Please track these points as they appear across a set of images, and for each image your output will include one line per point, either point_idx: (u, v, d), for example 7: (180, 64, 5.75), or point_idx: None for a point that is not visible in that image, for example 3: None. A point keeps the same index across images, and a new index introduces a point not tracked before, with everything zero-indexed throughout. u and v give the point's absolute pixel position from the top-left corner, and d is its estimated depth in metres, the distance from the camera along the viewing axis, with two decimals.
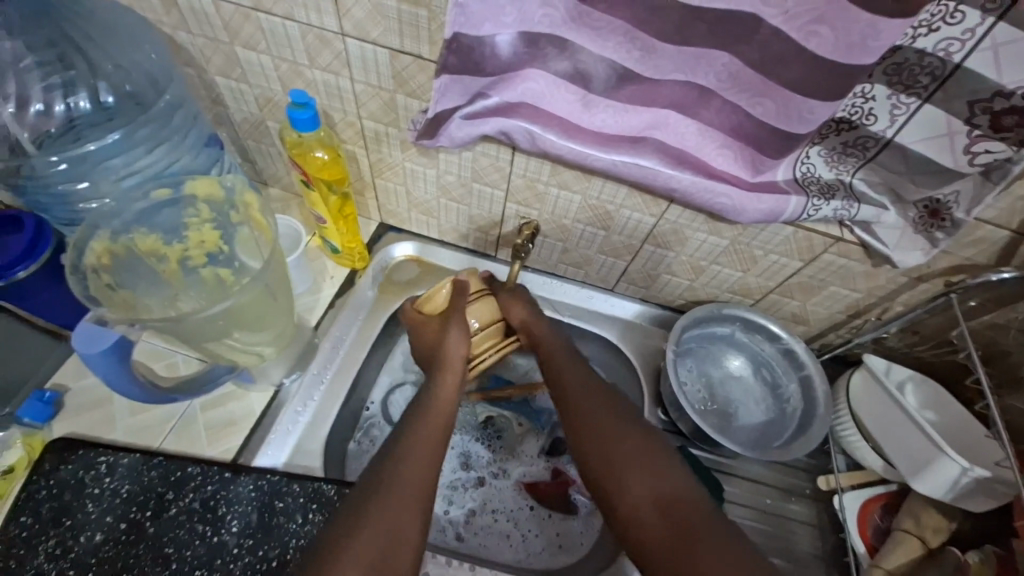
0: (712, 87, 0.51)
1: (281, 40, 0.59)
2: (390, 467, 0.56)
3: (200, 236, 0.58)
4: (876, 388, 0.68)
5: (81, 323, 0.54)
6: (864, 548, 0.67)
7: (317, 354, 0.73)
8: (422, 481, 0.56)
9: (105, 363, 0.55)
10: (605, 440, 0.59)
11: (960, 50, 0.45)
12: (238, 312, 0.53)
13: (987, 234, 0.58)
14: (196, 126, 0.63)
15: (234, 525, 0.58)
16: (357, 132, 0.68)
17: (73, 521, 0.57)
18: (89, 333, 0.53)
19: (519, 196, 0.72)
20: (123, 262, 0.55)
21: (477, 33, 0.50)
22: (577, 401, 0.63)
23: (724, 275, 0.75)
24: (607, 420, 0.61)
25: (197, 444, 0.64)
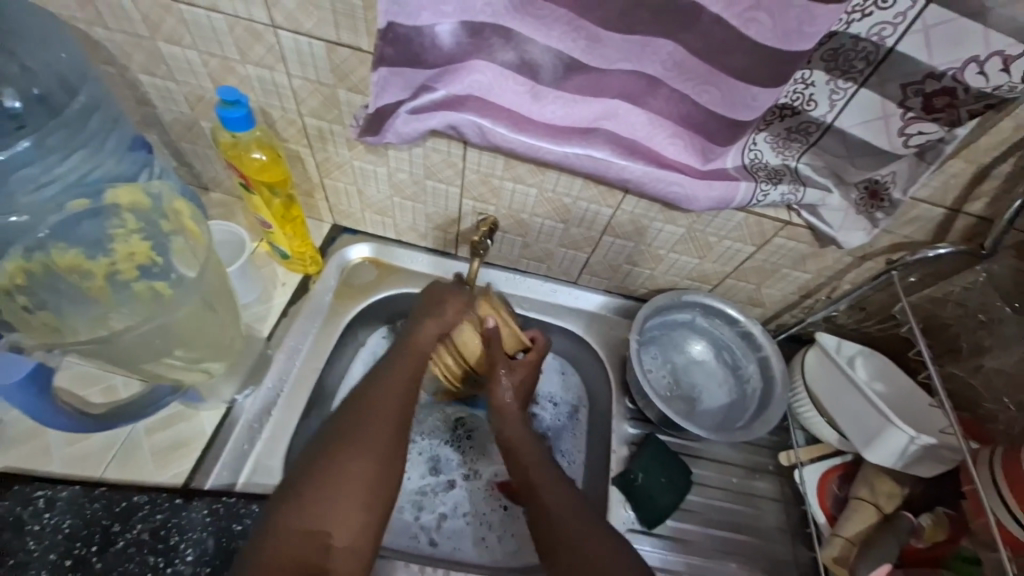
0: (659, 75, 0.51)
1: (208, 35, 0.55)
2: (340, 473, 0.55)
3: (129, 249, 0.53)
4: (830, 365, 0.70)
5: None
6: (825, 518, 0.70)
7: (271, 366, 0.69)
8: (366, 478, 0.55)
9: (26, 396, 0.50)
10: (542, 500, 0.59)
11: (893, 33, 0.47)
12: (174, 330, 0.50)
13: (923, 212, 0.60)
14: (117, 130, 0.59)
15: (188, 554, 0.55)
16: (300, 130, 0.65)
17: (16, 561, 0.52)
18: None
19: (474, 191, 0.70)
20: (43, 281, 0.50)
21: (415, 24, 0.48)
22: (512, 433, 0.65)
23: (682, 263, 0.76)
24: (543, 479, 0.61)
25: (144, 470, 0.60)
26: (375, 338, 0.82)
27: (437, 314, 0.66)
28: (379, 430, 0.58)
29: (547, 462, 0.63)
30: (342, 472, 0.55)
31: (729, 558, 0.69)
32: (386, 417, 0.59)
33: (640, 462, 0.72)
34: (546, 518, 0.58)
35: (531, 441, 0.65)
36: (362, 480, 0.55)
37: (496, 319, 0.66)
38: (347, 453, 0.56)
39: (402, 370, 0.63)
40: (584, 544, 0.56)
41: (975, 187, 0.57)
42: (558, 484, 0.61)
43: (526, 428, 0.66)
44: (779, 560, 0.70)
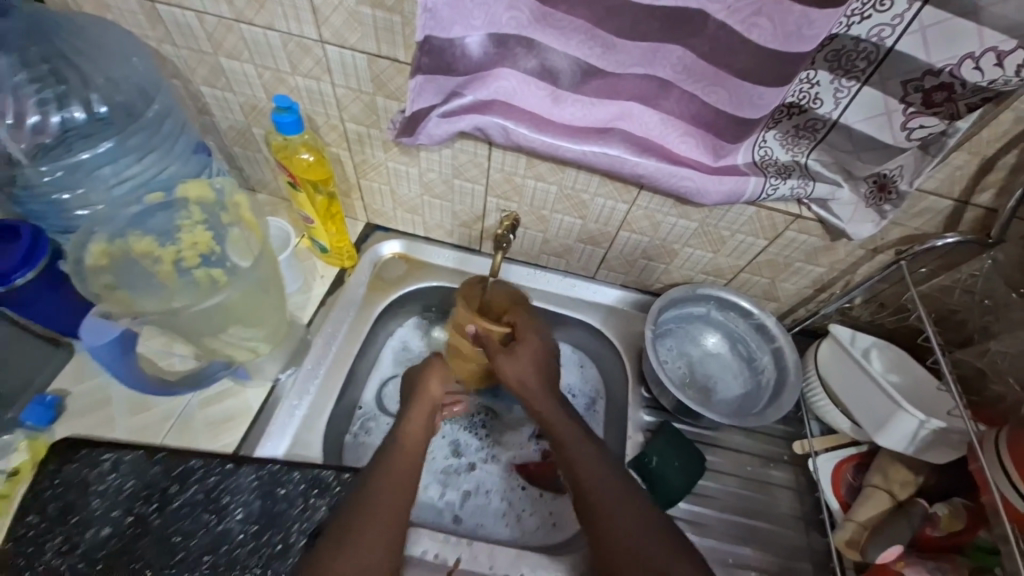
0: (671, 78, 0.55)
1: (264, 50, 0.62)
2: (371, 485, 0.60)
3: (193, 238, 0.60)
4: (844, 355, 0.72)
5: (85, 319, 0.61)
6: (838, 504, 0.72)
7: (311, 349, 0.75)
8: (394, 504, 0.59)
9: (111, 354, 0.64)
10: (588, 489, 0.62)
11: (891, 34, 0.50)
12: (231, 309, 0.56)
13: (931, 204, 0.62)
14: (185, 134, 0.66)
15: (238, 513, 0.61)
16: (340, 134, 0.71)
17: (80, 517, 0.59)
18: (93, 327, 0.61)
19: (498, 190, 0.75)
20: (120, 263, 0.57)
21: (448, 36, 0.53)
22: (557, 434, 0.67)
23: (696, 257, 0.79)
24: (585, 466, 0.64)
25: (197, 439, 0.66)
26: (405, 330, 0.88)
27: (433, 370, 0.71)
28: (401, 461, 0.63)
29: (588, 448, 0.65)
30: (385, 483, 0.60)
31: (744, 543, 0.71)
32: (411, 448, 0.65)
33: (654, 446, 0.75)
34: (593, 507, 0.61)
35: (577, 434, 0.66)
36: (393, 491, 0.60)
37: (477, 331, 0.65)
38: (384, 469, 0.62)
39: (419, 411, 0.69)
40: (629, 526, 0.59)
41: (982, 179, 0.59)
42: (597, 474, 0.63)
43: (570, 423, 0.67)
44: (794, 546, 0.72)
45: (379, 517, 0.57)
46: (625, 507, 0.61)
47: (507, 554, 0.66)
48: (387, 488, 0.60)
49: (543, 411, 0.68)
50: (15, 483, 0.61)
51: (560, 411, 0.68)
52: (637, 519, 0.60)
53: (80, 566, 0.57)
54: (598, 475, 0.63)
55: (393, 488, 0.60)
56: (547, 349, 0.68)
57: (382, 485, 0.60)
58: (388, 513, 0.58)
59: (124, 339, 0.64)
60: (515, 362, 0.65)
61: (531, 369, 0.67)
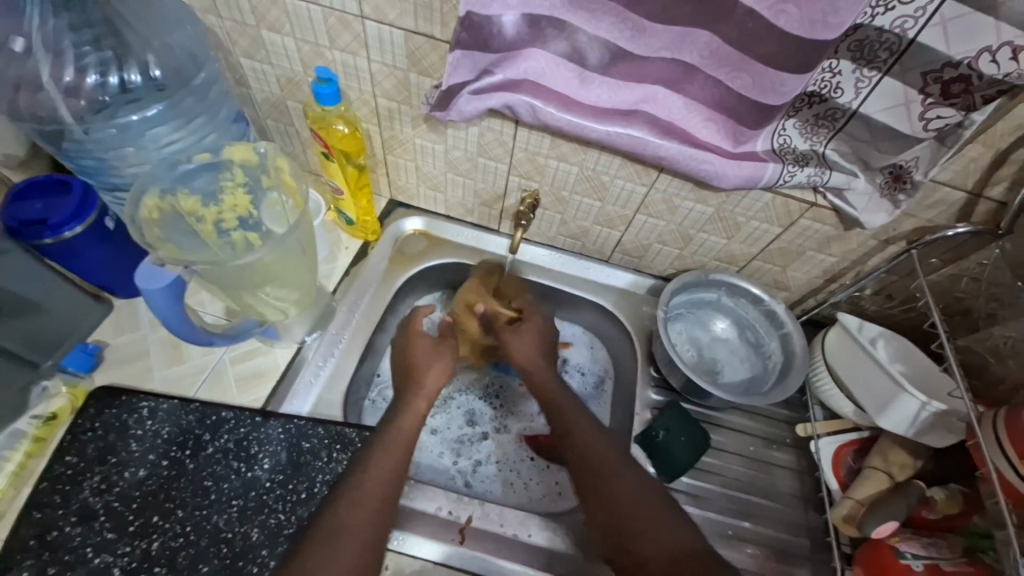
0: (697, 63, 0.57)
1: (305, 23, 0.64)
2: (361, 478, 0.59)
3: (234, 200, 0.63)
4: (849, 341, 0.74)
5: (142, 263, 0.58)
6: (837, 484, 0.74)
7: (336, 316, 0.79)
8: (378, 499, 0.58)
9: (165, 301, 0.59)
10: (591, 460, 0.65)
11: (914, 26, 0.51)
12: (267, 268, 0.59)
13: (944, 196, 0.64)
14: (227, 103, 0.70)
15: (266, 463, 0.64)
16: (372, 109, 0.74)
17: (118, 459, 0.63)
18: (149, 272, 0.57)
19: (521, 169, 0.77)
20: (168, 219, 0.61)
21: (487, 13, 0.56)
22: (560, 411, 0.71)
23: (710, 243, 0.81)
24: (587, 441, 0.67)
25: (229, 393, 0.70)
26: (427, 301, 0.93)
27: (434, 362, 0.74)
28: (385, 472, 0.60)
29: (589, 423, 0.69)
30: (373, 474, 0.59)
31: (743, 517, 0.74)
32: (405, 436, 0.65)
33: (662, 421, 0.76)
34: (598, 477, 0.64)
35: (579, 412, 0.71)
36: (379, 481, 0.59)
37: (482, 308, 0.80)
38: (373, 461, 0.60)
39: (418, 405, 0.69)
40: (629, 494, 0.62)
41: (994, 172, 0.60)
42: (599, 448, 0.66)
43: (572, 401, 0.72)
44: (792, 523, 0.74)
45: (364, 511, 0.56)
46: (625, 477, 0.63)
47: (515, 515, 0.69)
48: (375, 493, 0.58)
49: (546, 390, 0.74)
50: (54, 426, 0.65)
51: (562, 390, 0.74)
52: (637, 485, 0.62)
53: (116, 505, 0.61)
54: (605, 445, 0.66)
55: (374, 494, 0.58)
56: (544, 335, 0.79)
57: (367, 491, 0.58)
58: (372, 506, 0.57)
59: (178, 287, 0.59)
60: (520, 339, 0.77)
61: (535, 343, 0.77)
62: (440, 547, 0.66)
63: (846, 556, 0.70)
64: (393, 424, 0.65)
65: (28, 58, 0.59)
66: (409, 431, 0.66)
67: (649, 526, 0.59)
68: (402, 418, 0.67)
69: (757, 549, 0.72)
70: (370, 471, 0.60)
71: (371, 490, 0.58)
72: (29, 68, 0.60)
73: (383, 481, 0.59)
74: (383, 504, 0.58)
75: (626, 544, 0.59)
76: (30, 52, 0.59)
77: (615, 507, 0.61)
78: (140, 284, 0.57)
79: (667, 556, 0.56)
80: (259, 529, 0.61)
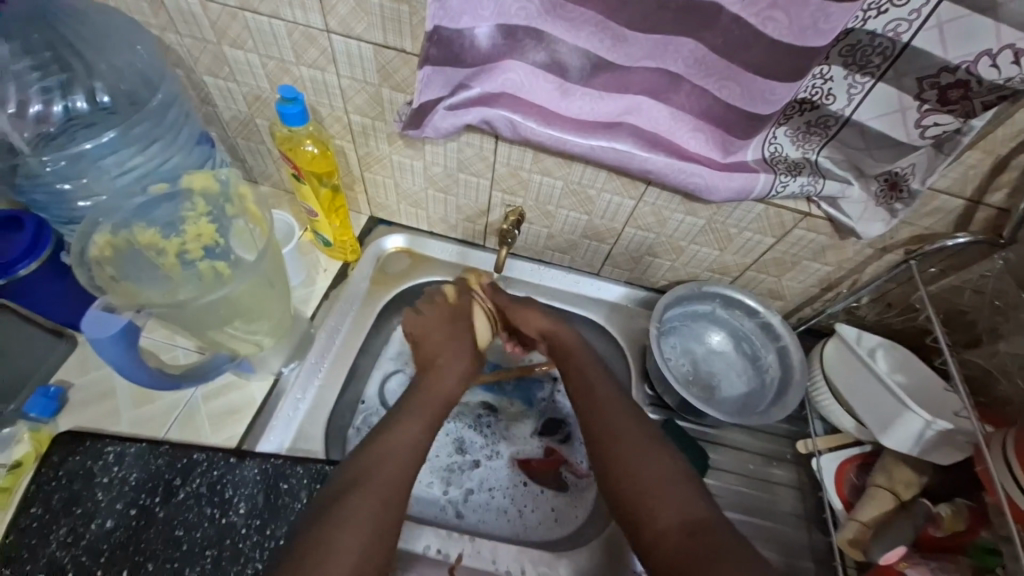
0: (682, 72, 0.54)
1: (268, 39, 0.61)
2: (376, 454, 0.58)
3: (198, 230, 0.60)
4: (849, 354, 0.72)
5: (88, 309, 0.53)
6: (841, 504, 0.71)
7: (314, 344, 0.75)
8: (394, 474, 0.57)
9: (116, 348, 0.55)
10: (612, 425, 0.63)
11: (908, 30, 0.49)
12: (235, 301, 0.56)
13: (942, 203, 0.62)
14: (188, 125, 0.66)
15: (242, 507, 0.61)
16: (345, 126, 0.71)
17: (83, 510, 0.59)
18: (96, 319, 0.53)
19: (504, 184, 0.74)
20: (124, 254, 0.57)
21: (457, 26, 0.52)
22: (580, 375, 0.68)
23: (702, 255, 0.78)
24: (609, 404, 0.65)
25: (201, 432, 0.66)
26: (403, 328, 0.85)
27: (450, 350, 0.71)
28: (395, 466, 0.57)
29: (611, 388, 0.67)
30: (392, 452, 0.58)
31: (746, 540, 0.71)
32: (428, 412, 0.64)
33: None
34: (616, 442, 0.61)
35: (604, 377, 0.68)
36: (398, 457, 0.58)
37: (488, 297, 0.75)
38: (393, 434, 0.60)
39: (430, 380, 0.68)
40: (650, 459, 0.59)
41: (994, 178, 0.58)
42: (620, 412, 0.64)
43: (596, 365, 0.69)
44: (796, 544, 0.72)
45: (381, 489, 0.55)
46: (644, 440, 0.61)
47: (509, 550, 0.66)
48: (393, 468, 0.57)
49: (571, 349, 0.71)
50: (19, 474, 0.61)
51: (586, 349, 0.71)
52: (653, 460, 0.59)
53: (83, 560, 0.57)
54: (624, 418, 0.63)
55: (392, 468, 0.57)
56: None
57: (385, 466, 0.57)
58: (389, 480, 0.56)
59: (131, 332, 0.55)
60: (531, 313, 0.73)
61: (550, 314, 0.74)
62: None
63: None
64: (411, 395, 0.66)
65: None
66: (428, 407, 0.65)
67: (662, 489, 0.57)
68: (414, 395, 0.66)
69: None
70: (387, 448, 0.58)
71: (389, 463, 0.57)
72: None
73: (395, 471, 0.57)
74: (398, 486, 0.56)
75: (640, 517, 0.56)
76: None
77: (630, 473, 0.58)
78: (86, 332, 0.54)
79: (680, 519, 0.54)
80: None
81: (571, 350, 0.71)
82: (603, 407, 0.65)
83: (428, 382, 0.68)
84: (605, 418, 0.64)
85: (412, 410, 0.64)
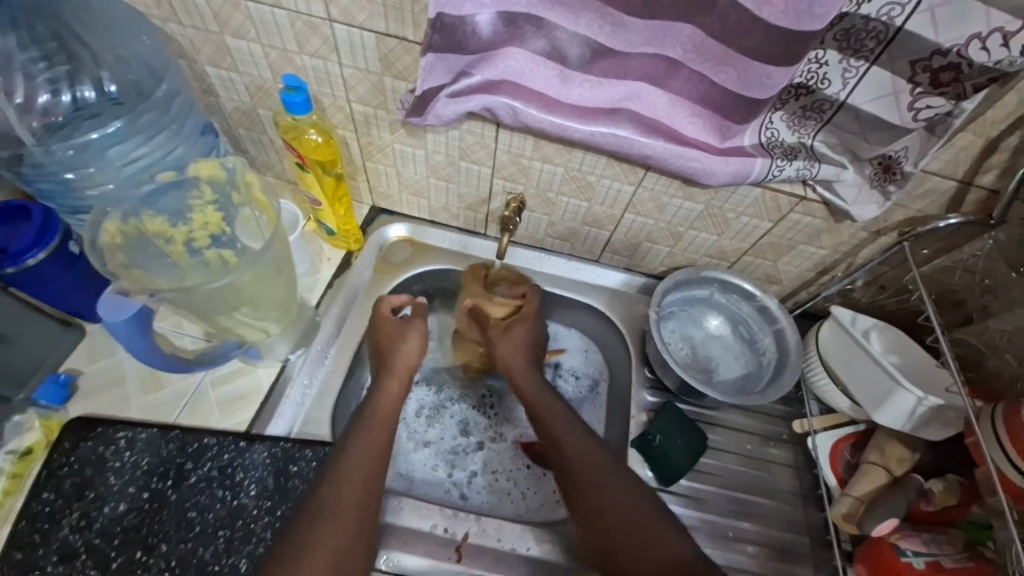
0: (680, 57, 0.55)
1: (271, 28, 0.61)
2: (333, 476, 0.59)
3: (204, 218, 0.61)
4: (843, 335, 0.73)
5: (103, 294, 0.59)
6: (835, 480, 0.74)
7: (320, 331, 0.76)
8: (354, 497, 0.58)
9: (126, 331, 0.60)
10: (580, 472, 0.64)
11: (901, 14, 0.50)
12: (241, 289, 0.57)
13: (935, 185, 0.63)
14: (192, 116, 0.66)
15: (252, 489, 0.62)
16: (347, 115, 0.71)
17: (96, 493, 0.60)
18: (110, 304, 0.58)
19: (505, 171, 0.75)
20: (134, 242, 0.58)
21: (459, 13, 0.53)
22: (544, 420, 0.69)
23: (701, 240, 0.80)
24: (574, 447, 0.66)
25: (210, 417, 0.68)
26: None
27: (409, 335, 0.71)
28: (348, 519, 0.57)
29: (575, 429, 0.68)
30: (352, 473, 0.59)
31: (744, 517, 0.73)
32: (382, 427, 0.64)
33: (658, 425, 0.75)
34: (587, 490, 0.63)
35: (568, 418, 0.69)
36: (356, 477, 0.59)
37: (473, 307, 0.76)
38: (345, 458, 0.60)
39: (391, 386, 0.68)
40: (621, 501, 0.61)
41: (985, 160, 0.60)
42: (586, 457, 0.65)
43: (553, 401, 0.71)
44: (793, 521, 0.74)
45: (341, 515, 0.57)
46: (614, 480, 0.63)
47: (514, 528, 0.68)
48: (356, 490, 0.59)
49: (520, 383, 0.72)
50: (30, 460, 0.63)
51: (550, 393, 0.72)
52: (634, 495, 0.62)
53: (97, 542, 0.58)
54: (596, 462, 0.64)
55: (352, 493, 0.58)
56: (535, 334, 0.74)
57: (347, 488, 0.58)
58: (350, 503, 0.58)
59: (142, 316, 0.60)
60: (507, 342, 0.73)
61: (528, 355, 0.73)
62: (419, 561, 0.65)
63: (847, 553, 0.70)
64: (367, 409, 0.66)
65: None
66: (384, 418, 0.66)
67: (638, 532, 0.59)
68: (375, 402, 0.67)
69: (758, 548, 0.71)
70: (346, 467, 0.60)
71: (349, 488, 0.58)
72: None
73: (355, 505, 0.58)
74: (360, 513, 0.58)
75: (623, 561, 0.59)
76: None
77: (610, 519, 0.60)
78: (101, 315, 0.58)
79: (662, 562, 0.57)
80: (248, 559, 0.59)
81: (526, 391, 0.71)
82: (572, 461, 0.65)
83: (386, 391, 0.68)
84: (574, 466, 0.65)
85: (364, 426, 0.64)
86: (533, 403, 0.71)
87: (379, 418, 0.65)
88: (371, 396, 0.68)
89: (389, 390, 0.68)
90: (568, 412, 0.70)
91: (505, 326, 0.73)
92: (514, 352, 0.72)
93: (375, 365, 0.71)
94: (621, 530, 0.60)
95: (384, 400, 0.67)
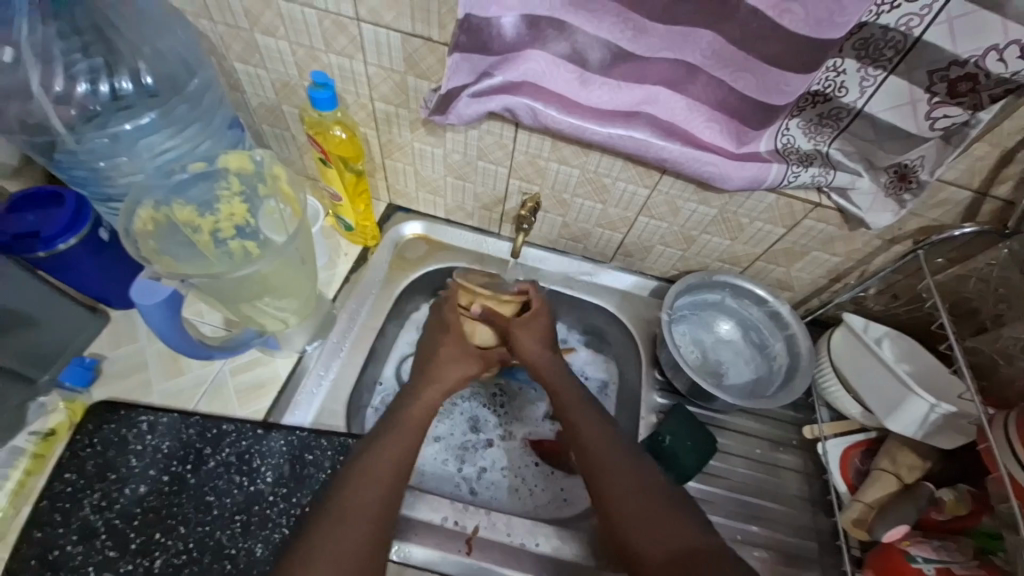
0: (699, 63, 0.56)
1: (299, 27, 0.63)
2: (354, 480, 0.58)
3: (231, 209, 0.64)
4: (855, 343, 0.74)
5: (137, 277, 0.58)
6: (845, 487, 0.73)
7: (336, 324, 0.77)
8: (378, 497, 0.58)
9: (158, 316, 0.59)
10: (595, 460, 0.64)
11: (920, 24, 0.50)
12: (267, 278, 0.58)
13: (950, 195, 0.64)
14: (221, 111, 0.69)
15: (268, 476, 0.63)
16: (369, 114, 0.73)
17: (118, 475, 0.62)
18: (142, 287, 0.58)
19: (521, 172, 0.76)
20: (164, 229, 0.61)
21: (486, 15, 0.55)
22: (563, 406, 0.70)
23: (713, 244, 0.80)
24: (591, 436, 0.66)
25: (229, 405, 0.69)
26: None
27: (462, 363, 0.73)
28: (364, 524, 0.55)
29: (593, 418, 0.68)
30: (380, 477, 0.59)
31: (751, 521, 0.73)
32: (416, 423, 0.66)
33: (668, 425, 0.76)
34: (598, 478, 0.63)
35: (586, 409, 0.69)
36: (377, 480, 0.59)
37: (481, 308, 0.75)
38: (367, 462, 0.60)
39: (428, 395, 0.69)
40: (628, 491, 0.61)
41: (1001, 170, 0.60)
42: (603, 444, 0.65)
43: (577, 391, 0.72)
44: (801, 526, 0.74)
45: (362, 521, 0.55)
46: (625, 471, 0.63)
47: (523, 523, 0.69)
48: (378, 495, 0.58)
49: (542, 368, 0.73)
50: (53, 442, 0.64)
51: (572, 386, 0.72)
52: (645, 487, 0.61)
53: (116, 523, 0.59)
54: (612, 451, 0.65)
55: (372, 498, 0.57)
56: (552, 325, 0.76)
57: (370, 491, 0.58)
58: (370, 507, 0.57)
59: (175, 300, 0.59)
60: (528, 335, 0.74)
61: (544, 339, 0.75)
62: (427, 552, 0.66)
63: (856, 559, 0.70)
64: (400, 412, 0.66)
65: (17, 68, 0.58)
66: (415, 421, 0.66)
67: (641, 520, 0.58)
68: (407, 407, 0.67)
69: (765, 553, 0.71)
70: (371, 469, 0.59)
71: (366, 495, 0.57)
72: (19, 79, 0.59)
73: (376, 510, 0.57)
74: (380, 516, 0.57)
75: (628, 549, 0.58)
76: (19, 61, 0.58)
77: (620, 505, 0.60)
78: (135, 299, 0.57)
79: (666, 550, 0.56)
80: (263, 544, 0.60)
81: (552, 379, 0.72)
82: (589, 447, 0.66)
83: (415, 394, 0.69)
84: (589, 453, 0.65)
85: (390, 432, 0.63)
86: (557, 390, 0.71)
87: (410, 418, 0.66)
88: (405, 399, 0.68)
89: (427, 398, 0.69)
90: (586, 399, 0.71)
91: (523, 319, 0.74)
92: (533, 343, 0.73)
93: (416, 376, 0.72)
94: (628, 516, 0.59)
95: (422, 400, 0.68)
